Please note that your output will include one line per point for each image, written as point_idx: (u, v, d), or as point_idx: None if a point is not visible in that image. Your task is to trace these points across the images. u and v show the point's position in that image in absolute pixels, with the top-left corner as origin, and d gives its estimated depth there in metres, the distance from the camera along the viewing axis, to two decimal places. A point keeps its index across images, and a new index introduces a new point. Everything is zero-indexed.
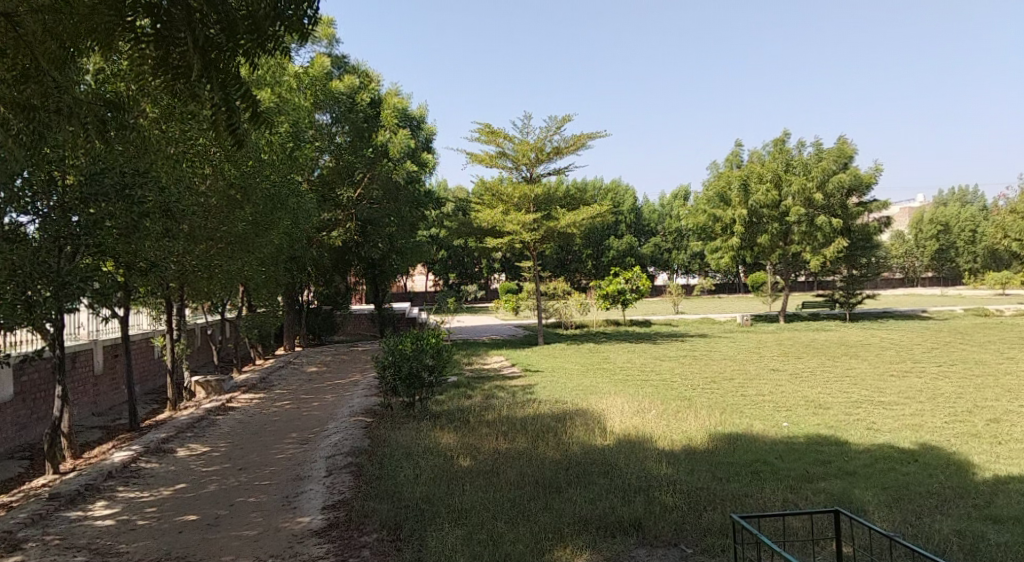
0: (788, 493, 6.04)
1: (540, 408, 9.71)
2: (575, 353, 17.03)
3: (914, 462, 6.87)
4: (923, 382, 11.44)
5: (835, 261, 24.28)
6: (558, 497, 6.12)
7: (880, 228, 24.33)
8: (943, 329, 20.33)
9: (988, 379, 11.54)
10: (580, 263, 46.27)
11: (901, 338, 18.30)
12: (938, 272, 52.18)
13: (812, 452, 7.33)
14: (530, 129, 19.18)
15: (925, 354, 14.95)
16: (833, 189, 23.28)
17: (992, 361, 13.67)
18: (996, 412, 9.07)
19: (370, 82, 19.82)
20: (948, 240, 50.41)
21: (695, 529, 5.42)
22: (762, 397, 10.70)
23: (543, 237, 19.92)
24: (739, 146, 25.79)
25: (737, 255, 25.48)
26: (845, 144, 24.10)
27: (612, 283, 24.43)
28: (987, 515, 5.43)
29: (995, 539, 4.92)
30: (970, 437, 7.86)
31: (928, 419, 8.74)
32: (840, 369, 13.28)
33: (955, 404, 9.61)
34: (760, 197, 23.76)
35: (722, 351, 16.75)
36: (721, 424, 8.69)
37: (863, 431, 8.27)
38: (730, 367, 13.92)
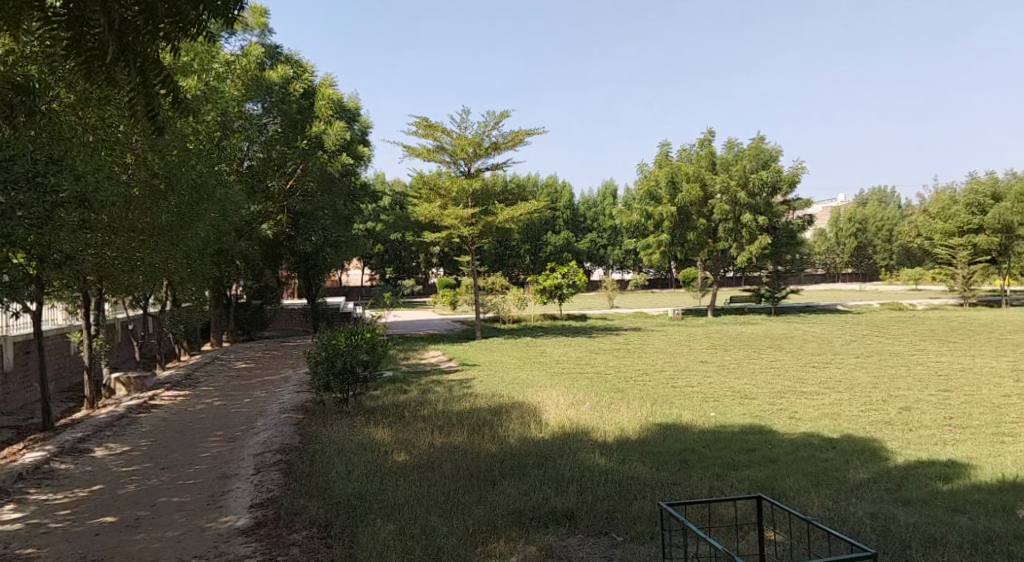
0: (714, 481, 6.21)
1: (477, 401, 9.72)
2: (512, 347, 17.09)
3: (833, 449, 7.19)
4: (841, 373, 11.96)
5: (761, 258, 25.15)
6: (491, 490, 6.13)
7: (803, 226, 25.32)
8: (861, 323, 21.33)
9: (901, 369, 12.17)
10: (518, 258, 46.42)
11: (821, 331, 19.12)
12: (857, 268, 54.62)
13: (738, 441, 7.57)
14: (468, 123, 19.15)
15: (844, 346, 15.67)
16: (755, 187, 24.17)
17: (905, 352, 14.41)
18: (909, 400, 9.58)
19: (302, 71, 19.35)
20: (866, 238, 52.76)
21: (625, 517, 5.51)
22: (692, 388, 10.99)
23: (482, 232, 19.87)
24: (665, 144, 26.24)
25: (668, 252, 25.67)
26: (766, 142, 24.96)
27: (550, 278, 24.64)
28: (897, 498, 5.71)
29: (905, 520, 5.18)
30: (884, 425, 8.27)
31: (846, 408, 9.16)
32: (765, 360, 13.76)
33: (871, 394, 10.09)
34: (688, 194, 24.29)
35: (655, 344, 17.12)
36: (652, 415, 8.88)
37: (786, 420, 8.59)
38: (662, 360, 14.24)
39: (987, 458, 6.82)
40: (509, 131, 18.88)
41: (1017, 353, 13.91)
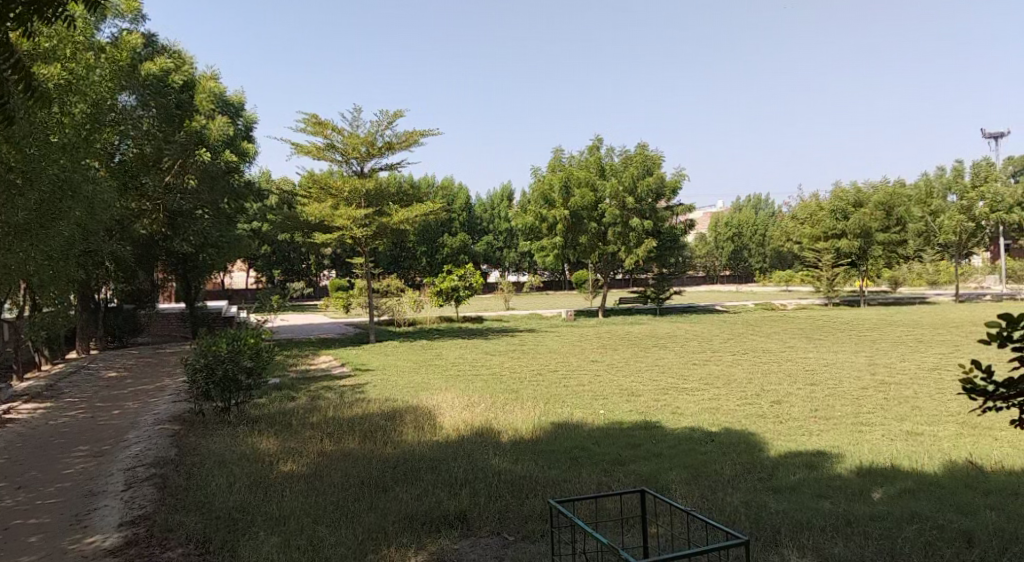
0: (603, 477, 6.38)
1: (368, 406, 9.55)
2: (406, 350, 16.86)
3: (711, 442, 7.57)
4: (721, 370, 12.60)
5: (647, 260, 26.16)
6: (383, 496, 6.02)
7: (685, 230, 26.55)
8: (738, 322, 22.54)
9: (773, 365, 12.99)
10: (414, 260, 45.94)
11: (702, 331, 20.11)
12: (734, 271, 57.78)
13: (626, 437, 7.80)
14: (359, 122, 18.78)
15: (722, 344, 16.55)
16: (642, 193, 25.07)
17: (777, 349, 15.36)
18: (780, 394, 10.22)
19: (181, 63, 18.34)
20: (742, 242, 55.95)
21: (517, 516, 5.56)
22: (582, 387, 11.25)
23: (376, 233, 19.50)
24: (557, 151, 26.73)
25: (561, 255, 26.29)
26: (650, 150, 25.99)
27: (446, 280, 24.55)
28: (769, 487, 6.08)
29: (775, 507, 5.51)
30: (759, 418, 8.77)
31: (724, 403, 9.66)
32: (650, 359, 14.31)
33: (747, 388, 10.69)
34: (579, 199, 24.88)
35: (548, 345, 17.41)
36: (545, 414, 9.02)
37: (670, 416, 8.95)
38: (554, 360, 14.48)
39: (847, 446, 7.38)
40: (402, 131, 18.66)
41: (873, 348, 15.15)
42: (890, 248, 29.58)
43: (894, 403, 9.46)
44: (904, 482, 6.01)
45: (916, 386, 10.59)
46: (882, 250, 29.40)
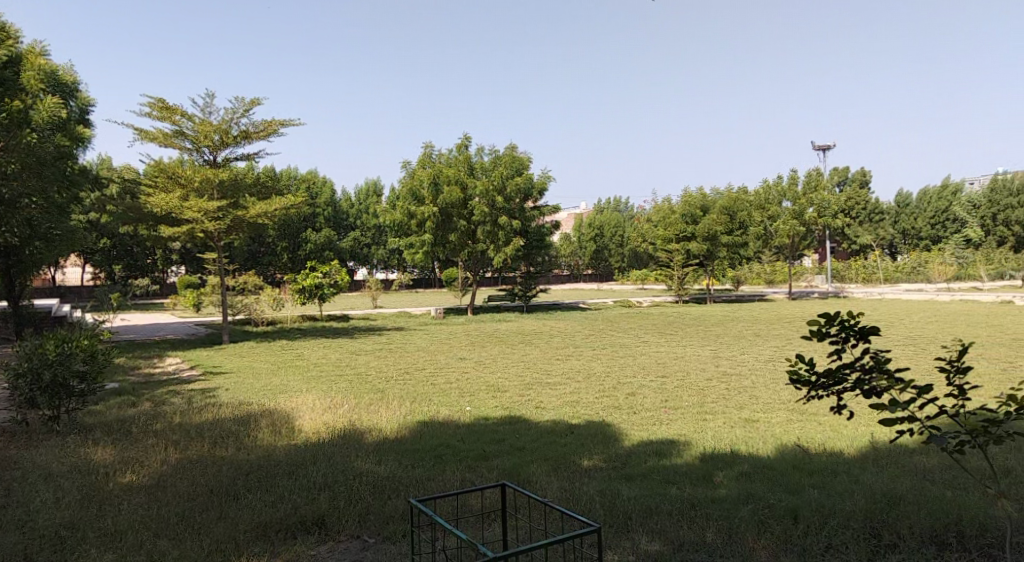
0: (467, 473, 6.41)
1: (221, 411, 9.04)
2: (264, 351, 16.10)
3: (571, 434, 7.80)
4: (581, 364, 13.03)
5: (516, 259, 26.59)
6: (234, 504, 5.73)
7: (552, 230, 27.25)
8: (598, 319, 23.42)
9: (630, 359, 13.60)
10: (274, 256, 43.98)
11: (566, 327, 20.71)
12: (596, 269, 59.94)
13: (490, 433, 7.88)
14: (212, 108, 17.73)
15: (585, 340, 17.12)
16: (510, 192, 25.46)
17: (634, 344, 16.10)
18: (636, 386, 10.72)
19: (3, 36, 16.54)
20: (603, 243, 58.24)
21: (378, 517, 5.47)
22: (448, 384, 11.24)
23: (230, 227, 18.48)
24: (425, 147, 26.48)
25: (431, 253, 25.92)
26: (518, 151, 26.39)
27: (308, 277, 23.71)
28: (623, 475, 6.36)
29: (628, 494, 5.77)
30: (615, 409, 9.15)
31: (585, 396, 10.00)
32: (516, 355, 14.54)
33: (605, 382, 11.12)
34: (448, 197, 24.72)
35: (416, 343, 17.26)
36: (410, 413, 8.94)
37: (532, 410, 9.13)
38: (420, 358, 14.38)
39: (693, 434, 7.86)
40: (260, 119, 17.82)
41: (718, 342, 16.26)
42: (734, 249, 31.87)
43: (735, 392, 10.18)
44: (742, 466, 6.48)
45: (754, 377, 11.46)
46: (725, 251, 31.59)
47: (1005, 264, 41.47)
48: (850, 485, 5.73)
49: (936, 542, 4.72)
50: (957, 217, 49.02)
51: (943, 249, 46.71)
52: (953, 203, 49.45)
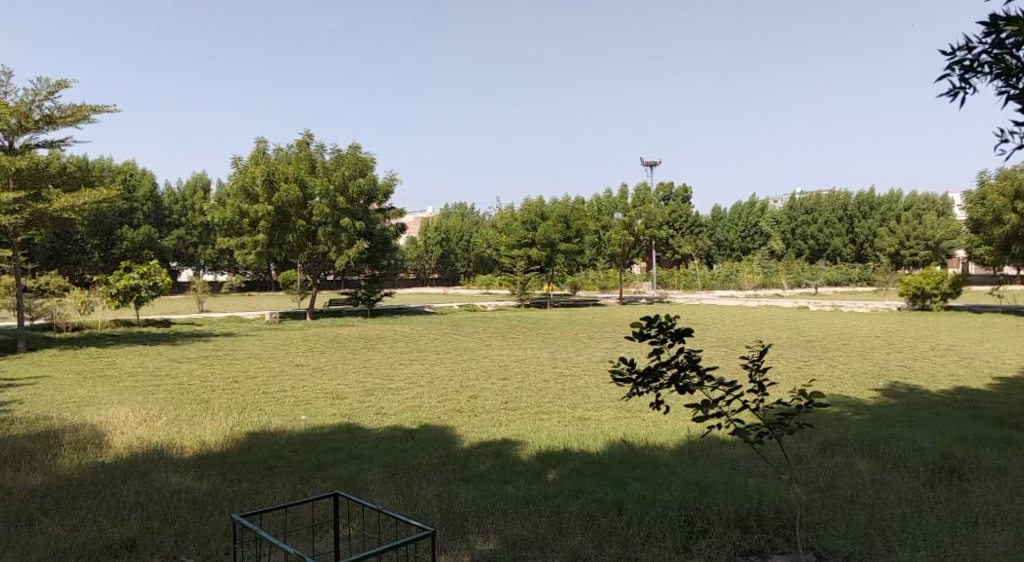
0: (299, 484, 6.17)
1: (15, 428, 8.05)
2: (70, 360, 14.54)
3: (410, 439, 7.75)
4: (422, 369, 12.99)
5: (359, 262, 26.05)
6: (27, 530, 5.13)
7: (396, 233, 26.96)
8: (442, 323, 23.48)
9: (472, 363, 13.74)
10: (84, 255, 39.87)
11: (409, 331, 20.56)
12: (441, 273, 60.12)
13: (325, 441, 7.64)
14: (9, 87, 15.80)
15: (427, 344, 17.09)
16: (353, 194, 24.87)
17: (476, 348, 16.30)
18: (477, 389, 10.85)
19: None
20: (448, 247, 58.51)
21: (198, 535, 5.12)
22: (283, 392, 10.76)
23: (29, 222, 16.52)
24: (260, 142, 25.17)
25: (265, 254, 24.71)
26: (361, 151, 25.83)
27: (124, 278, 21.73)
28: (460, 477, 6.41)
29: (464, 496, 5.82)
30: (455, 413, 9.20)
31: (426, 400, 9.97)
32: (357, 360, 14.22)
33: (446, 385, 11.15)
34: (286, 195, 23.63)
35: (248, 349, 16.37)
36: (239, 424, 8.45)
37: (372, 416, 8.96)
38: (252, 365, 13.65)
39: (530, 433, 8.08)
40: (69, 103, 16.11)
41: (554, 345, 16.89)
42: (571, 256, 33.20)
43: (569, 392, 10.60)
44: (573, 462, 6.76)
45: (587, 377, 12.00)
46: (562, 257, 32.86)
47: (801, 274, 46.87)
48: (669, 477, 6.16)
49: (740, 525, 5.18)
50: (763, 230, 54.67)
51: (751, 260, 51.82)
52: (760, 218, 54.93)
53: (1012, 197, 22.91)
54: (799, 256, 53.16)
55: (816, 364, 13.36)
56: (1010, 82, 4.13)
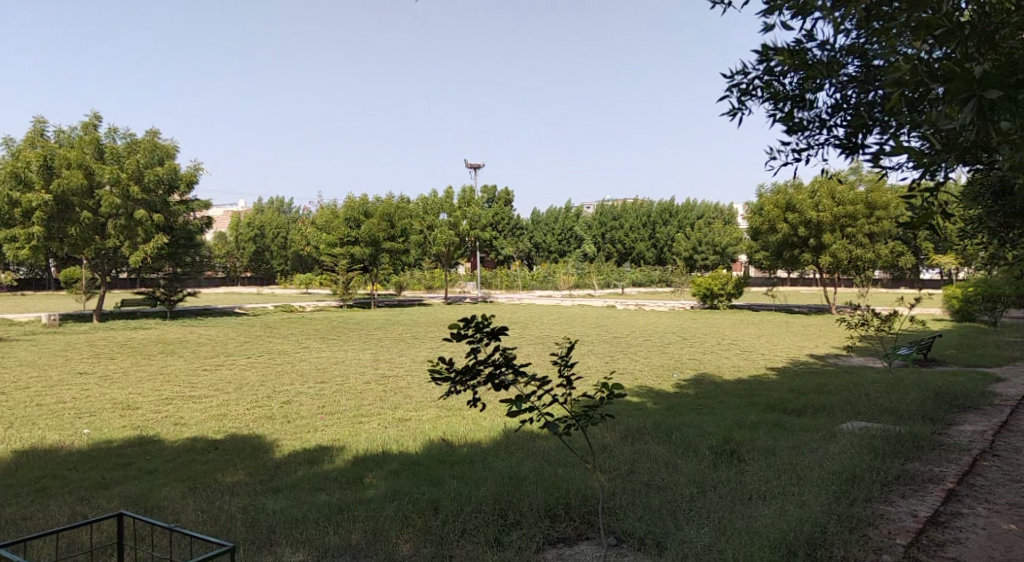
0: (79, 505, 5.54)
1: None
2: None
3: (214, 450, 7.24)
4: (231, 374, 12.20)
5: (158, 258, 23.95)
6: None
7: (201, 228, 25.13)
8: (254, 325, 22.23)
9: (286, 366, 13.13)
10: None
11: (216, 334, 19.24)
12: (255, 272, 57.06)
13: (112, 457, 6.92)
14: None
15: (237, 348, 16.10)
16: (149, 183, 22.75)
17: (291, 351, 15.60)
18: (290, 394, 10.38)
19: None
20: (263, 244, 55.50)
21: None
22: (62, 404, 9.59)
23: None
24: (36, 121, 22.23)
25: (42, 248, 21.94)
26: (159, 138, 23.69)
27: None
28: (269, 488, 6.10)
29: (272, 507, 5.54)
30: (265, 420, 8.74)
31: (233, 408, 9.37)
32: (154, 367, 13.04)
33: (257, 391, 10.55)
34: (68, 183, 21.07)
35: (19, 356, 14.42)
36: (4, 443, 7.40)
37: (171, 428, 8.25)
38: (24, 374, 12.03)
39: (346, 437, 7.88)
40: None
41: (375, 346, 16.58)
42: (395, 256, 32.78)
43: (389, 394, 10.47)
44: (390, 465, 6.67)
45: (408, 378, 11.92)
46: (387, 257, 32.37)
47: (610, 275, 50.00)
48: (484, 473, 6.27)
49: (550, 514, 5.38)
50: (577, 234, 57.71)
51: (567, 262, 54.35)
52: (575, 223, 57.88)
53: (785, 208, 25.99)
54: (610, 259, 56.74)
55: (622, 359, 14.30)
56: (778, 105, 4.68)
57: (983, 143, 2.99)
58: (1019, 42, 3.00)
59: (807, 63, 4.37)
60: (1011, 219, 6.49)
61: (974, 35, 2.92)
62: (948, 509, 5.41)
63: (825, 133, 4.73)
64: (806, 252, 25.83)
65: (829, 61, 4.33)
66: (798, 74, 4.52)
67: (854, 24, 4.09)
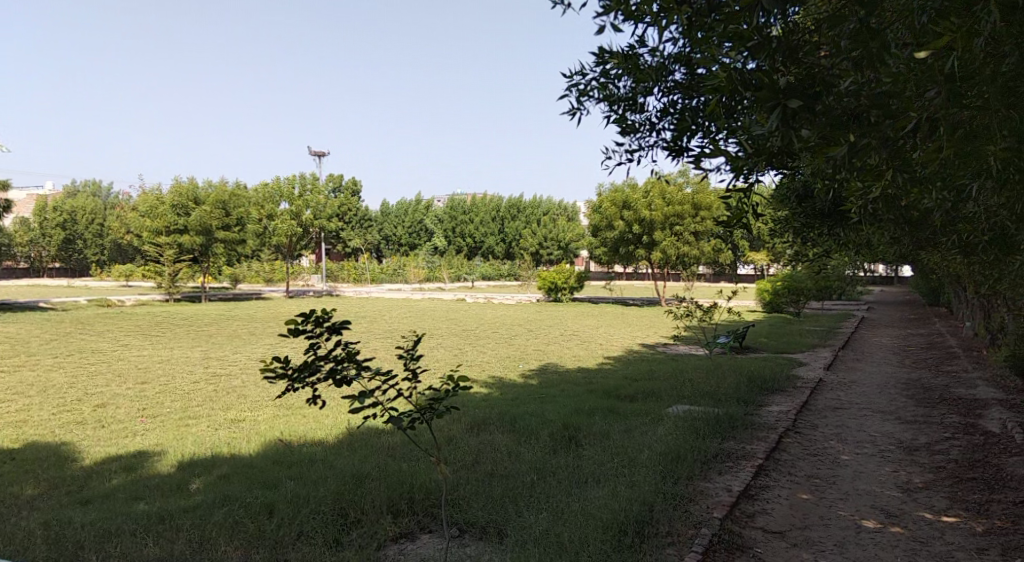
0: None
1: None
2: None
3: (11, 461, 6.45)
4: (34, 376, 10.92)
5: None
6: None
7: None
8: (64, 321, 20.09)
9: (102, 366, 11.98)
10: None
11: (16, 331, 17.18)
12: (66, 262, 51.64)
13: None
14: None
15: (42, 346, 14.47)
16: None
17: (108, 349, 14.25)
18: (106, 396, 9.48)
19: None
20: (75, 231, 50.29)
21: None
22: None
23: None
24: None
25: None
26: None
27: None
28: (79, 499, 5.54)
29: (81, 520, 5.03)
30: (75, 425, 7.92)
31: (35, 414, 8.39)
32: None
33: (65, 394, 9.53)
34: None
35: None
36: None
37: None
38: None
39: (170, 442, 7.31)
40: None
41: (207, 343, 15.53)
42: (229, 246, 30.91)
43: (221, 393, 9.85)
44: (220, 469, 6.27)
45: (244, 376, 11.29)
46: (220, 247, 30.47)
47: (460, 268, 50.12)
48: (323, 472, 6.06)
49: (392, 511, 5.30)
50: (426, 228, 57.46)
51: (416, 255, 53.85)
52: (424, 216, 57.60)
53: (621, 206, 27.33)
54: (459, 252, 57.02)
55: (468, 352, 14.40)
56: (612, 107, 4.89)
57: (786, 149, 3.26)
58: (817, 57, 3.31)
59: (638, 68, 4.58)
60: (812, 219, 7.22)
61: (780, 48, 3.17)
62: (757, 482, 5.95)
63: (654, 136, 4.99)
64: (639, 248, 27.33)
65: (657, 67, 4.55)
66: (631, 77, 4.74)
67: (679, 33, 4.32)
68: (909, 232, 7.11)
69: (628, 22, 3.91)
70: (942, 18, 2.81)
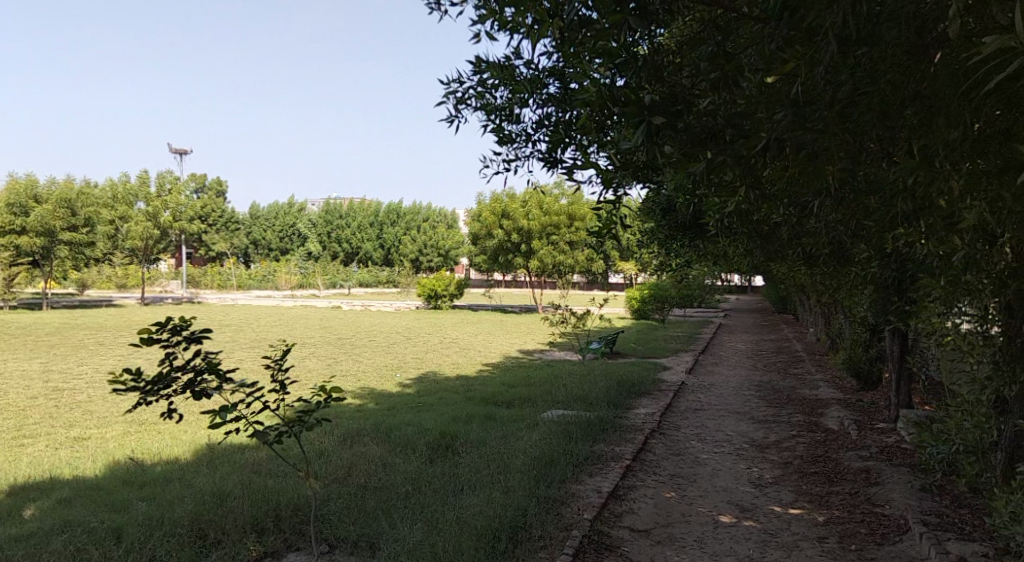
0: None
1: None
2: None
3: None
4: None
5: None
6: None
7: None
8: None
9: None
10: None
11: None
12: None
13: None
14: None
15: None
16: None
17: None
18: None
19: None
20: None
21: None
22: None
23: None
24: None
25: None
26: None
27: None
28: None
29: None
30: None
31: None
32: None
33: None
34: None
35: None
36: None
37: None
38: None
39: (3, 464, 6.62)
40: None
41: (48, 354, 14.19)
42: (76, 249, 28.49)
43: (65, 409, 9.04)
44: (60, 493, 5.73)
45: (91, 390, 10.41)
46: (66, 250, 28.01)
47: (335, 275, 48.74)
48: (180, 492, 5.68)
49: (256, 529, 5.04)
50: (298, 232, 55.63)
51: (289, 260, 51.87)
52: (296, 219, 55.69)
53: (499, 215, 27.64)
54: (333, 258, 55.44)
55: (343, 361, 14.02)
56: (489, 116, 4.92)
57: (649, 163, 3.39)
58: (678, 77, 3.48)
59: (513, 79, 4.65)
60: (675, 231, 7.60)
61: (645, 67, 3.31)
62: (625, 483, 6.16)
63: (529, 146, 5.07)
64: (517, 256, 27.74)
65: (532, 79, 4.63)
66: (507, 88, 4.80)
67: (552, 47, 4.41)
68: (761, 244, 7.65)
69: (503, 32, 3.95)
70: (787, 47, 3.03)
